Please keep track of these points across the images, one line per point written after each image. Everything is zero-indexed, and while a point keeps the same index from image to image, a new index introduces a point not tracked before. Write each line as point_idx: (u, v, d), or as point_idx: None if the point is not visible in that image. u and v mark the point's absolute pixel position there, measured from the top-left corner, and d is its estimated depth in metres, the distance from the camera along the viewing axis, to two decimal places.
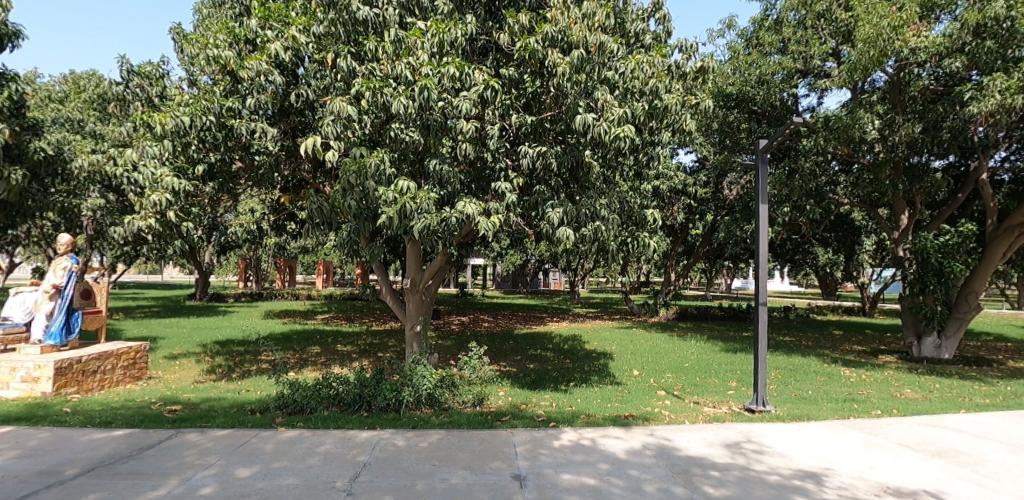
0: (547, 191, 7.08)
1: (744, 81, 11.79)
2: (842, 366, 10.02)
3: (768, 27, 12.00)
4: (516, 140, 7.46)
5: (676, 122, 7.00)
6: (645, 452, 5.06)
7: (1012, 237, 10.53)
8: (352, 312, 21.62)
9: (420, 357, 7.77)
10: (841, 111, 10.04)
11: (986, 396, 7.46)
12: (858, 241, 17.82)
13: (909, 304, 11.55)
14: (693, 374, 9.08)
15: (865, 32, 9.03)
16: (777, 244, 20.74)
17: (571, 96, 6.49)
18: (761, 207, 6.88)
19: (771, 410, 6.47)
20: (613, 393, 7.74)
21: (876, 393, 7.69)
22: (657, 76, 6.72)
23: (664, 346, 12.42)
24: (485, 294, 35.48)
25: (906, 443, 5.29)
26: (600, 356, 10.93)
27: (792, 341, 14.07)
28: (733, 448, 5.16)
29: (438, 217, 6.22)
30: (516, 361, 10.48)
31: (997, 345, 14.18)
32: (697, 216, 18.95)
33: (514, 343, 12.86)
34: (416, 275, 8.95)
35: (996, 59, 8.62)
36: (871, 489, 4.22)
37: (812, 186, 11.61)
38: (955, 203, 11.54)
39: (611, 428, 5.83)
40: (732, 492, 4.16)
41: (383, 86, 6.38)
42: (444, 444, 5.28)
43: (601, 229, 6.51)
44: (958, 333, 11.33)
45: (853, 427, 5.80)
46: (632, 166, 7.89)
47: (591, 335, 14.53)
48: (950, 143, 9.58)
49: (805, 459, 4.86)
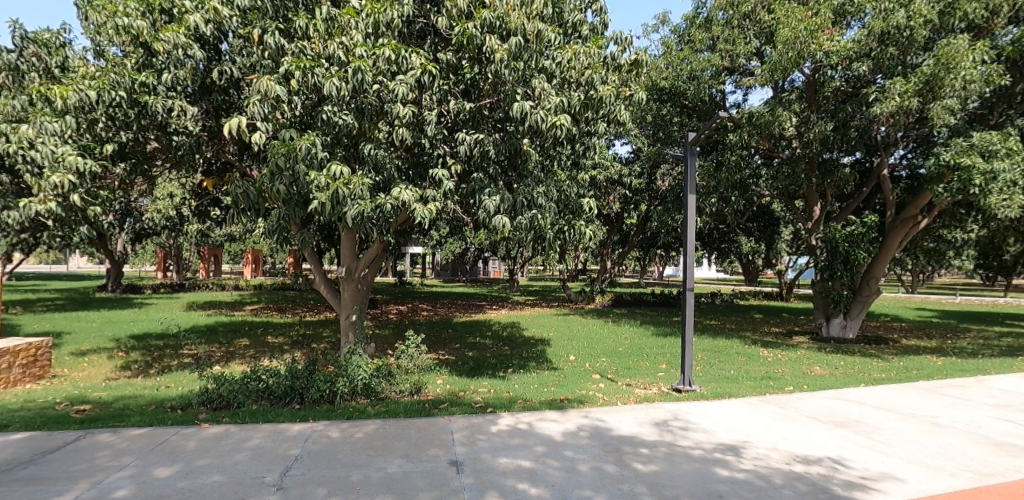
0: (485, 178, 7.04)
1: (676, 76, 12.19)
2: (761, 347, 10.76)
3: (698, 25, 12.37)
4: (454, 127, 7.39)
5: (610, 113, 7.17)
6: (580, 434, 5.22)
7: (907, 227, 11.61)
8: (284, 302, 20.69)
9: (356, 346, 7.61)
10: (763, 108, 10.60)
11: (882, 371, 8.25)
12: (776, 230, 19.11)
13: (818, 290, 12.56)
14: (625, 358, 9.44)
15: (784, 34, 9.57)
16: (705, 233, 21.84)
17: (509, 84, 6.52)
18: (689, 197, 7.20)
19: (696, 390, 6.80)
20: (550, 379, 7.89)
21: (790, 371, 8.30)
22: (593, 68, 6.92)
23: (599, 332, 12.83)
24: (424, 282, 35.11)
25: (813, 415, 5.77)
26: (538, 343, 11.12)
27: (716, 325, 14.95)
28: (661, 426, 5.43)
29: (372, 204, 6.08)
30: (455, 349, 10.46)
31: (893, 325, 15.70)
32: (632, 206, 19.60)
33: (452, 331, 12.85)
34: (350, 263, 8.66)
35: (896, 64, 9.35)
36: (783, 458, 4.58)
37: (736, 179, 12.28)
38: (860, 196, 12.56)
39: (547, 412, 5.95)
40: (660, 467, 4.38)
41: (314, 66, 6.13)
42: (380, 433, 5.20)
43: (537, 217, 6.63)
44: (861, 315, 12.44)
45: (768, 402, 6.26)
46: (569, 156, 7.98)
47: (529, 322, 14.78)
48: (856, 141, 10.40)
49: (726, 433, 5.19)
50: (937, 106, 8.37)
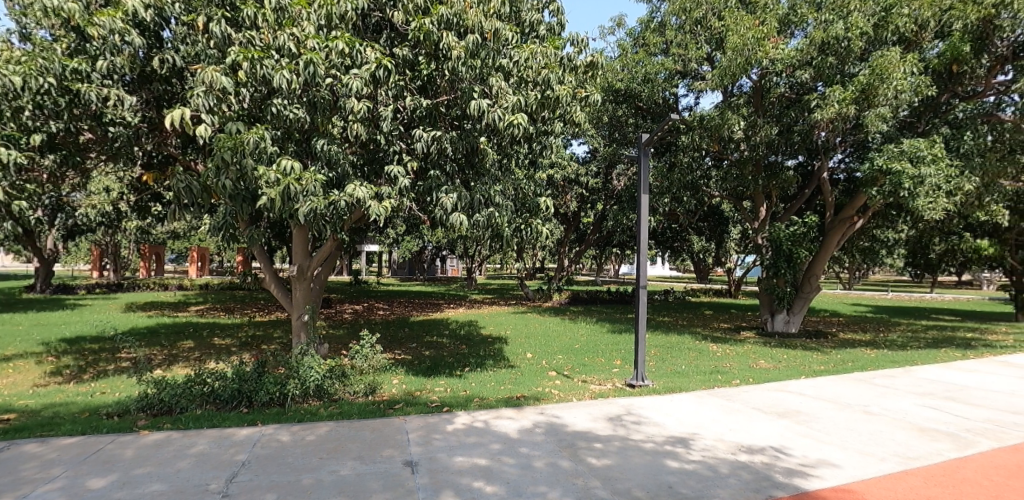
0: (442, 176, 6.99)
1: (631, 78, 12.45)
2: (710, 342, 11.16)
3: (653, 29, 12.67)
4: (410, 123, 7.30)
5: (566, 113, 7.27)
6: (535, 430, 5.26)
7: (844, 227, 12.28)
8: (232, 302, 19.91)
9: (308, 347, 7.41)
10: (713, 111, 10.97)
11: (821, 364, 8.71)
12: (725, 230, 19.90)
13: (764, 287, 13.13)
14: (581, 354, 9.59)
15: (733, 41, 9.96)
16: (658, 232, 22.46)
17: (465, 81, 6.50)
18: (643, 197, 7.36)
19: (649, 385, 6.98)
20: (507, 376, 7.92)
21: (737, 365, 8.65)
22: (549, 68, 6.94)
23: (555, 329, 12.98)
24: (381, 280, 34.55)
25: (757, 406, 6.03)
26: (495, 341, 11.14)
27: (669, 321, 15.39)
28: (615, 420, 5.54)
29: (325, 201, 5.93)
30: (411, 348, 10.34)
31: (832, 320, 16.60)
32: (588, 205, 19.92)
33: (409, 330, 12.71)
34: (302, 261, 8.40)
35: (836, 73, 9.84)
36: (729, 449, 4.76)
37: (688, 180, 12.68)
38: (802, 197, 13.21)
39: (503, 409, 5.97)
40: (612, 461, 4.47)
41: (263, 57, 5.92)
42: (333, 436, 5.08)
43: (493, 215, 6.65)
44: (803, 310, 13.08)
45: (716, 395, 6.49)
46: (526, 155, 8.04)
47: (487, 320, 14.79)
48: (799, 145, 10.92)
49: (676, 426, 5.34)
50: (872, 114, 8.89)
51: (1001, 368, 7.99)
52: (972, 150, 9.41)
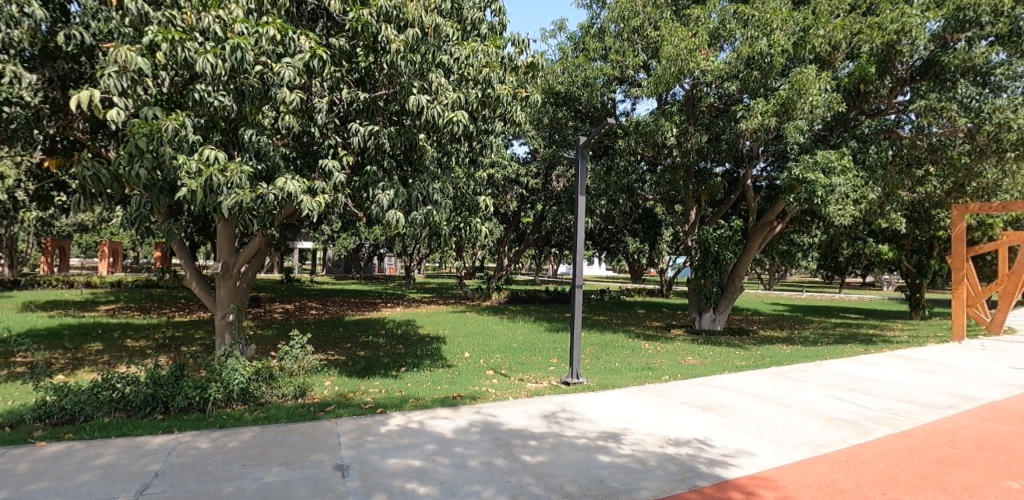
0: (379, 172, 6.84)
1: (571, 82, 12.67)
2: (643, 340, 11.57)
3: (592, 35, 12.94)
4: (347, 117, 7.09)
5: (506, 113, 7.29)
6: (471, 430, 5.25)
7: (766, 231, 13.07)
8: (148, 301, 18.48)
9: (233, 348, 7.01)
10: (648, 118, 11.38)
11: (742, 359, 9.27)
12: (658, 232, 20.88)
13: (693, 287, 13.80)
14: (519, 353, 9.68)
15: (668, 50, 10.41)
16: (596, 233, 23.07)
17: (404, 76, 6.39)
18: (580, 198, 7.51)
19: (583, 382, 7.14)
20: (444, 376, 7.85)
21: (667, 361, 9.02)
22: (490, 66, 6.98)
23: (494, 329, 13.02)
24: (314, 279, 33.27)
25: (684, 401, 6.32)
26: (433, 340, 11.03)
27: (604, 320, 15.84)
28: (550, 418, 5.63)
29: (252, 194, 5.64)
30: (345, 349, 10.03)
31: (754, 318, 17.68)
32: (528, 205, 20.11)
33: (343, 330, 12.33)
34: (227, 257, 7.96)
35: (759, 86, 10.51)
36: (657, 442, 4.95)
37: (624, 183, 13.10)
38: (729, 202, 13.98)
39: (438, 410, 5.91)
40: (546, 458, 4.54)
41: (185, 39, 5.55)
42: (258, 441, 4.83)
43: (432, 213, 6.59)
44: (727, 309, 13.82)
45: (646, 391, 6.74)
46: (467, 153, 8.02)
47: (425, 320, 14.60)
48: (726, 152, 11.56)
49: (608, 422, 5.50)
50: (791, 126, 9.54)
51: (895, 361, 8.83)
52: (875, 163, 10.31)
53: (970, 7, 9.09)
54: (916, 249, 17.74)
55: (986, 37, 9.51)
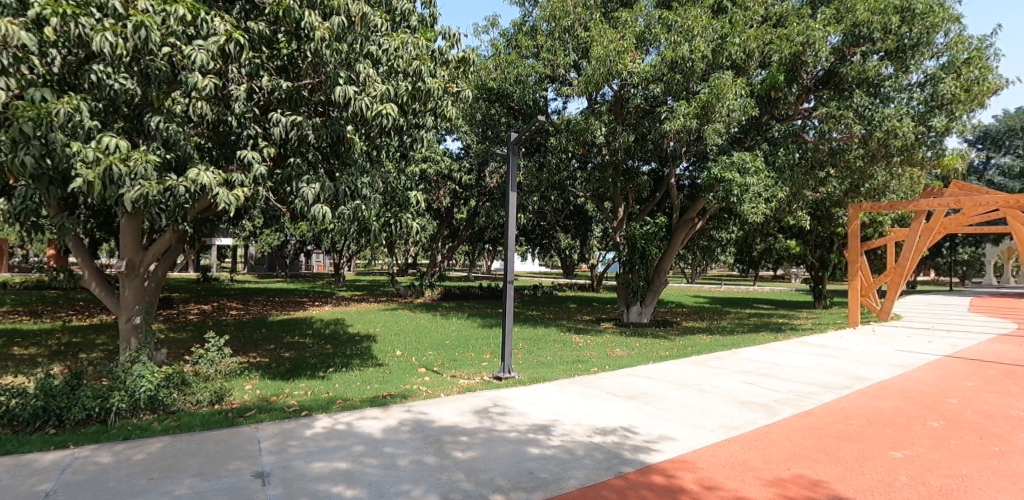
0: (303, 164, 6.56)
1: (504, 78, 12.72)
2: (574, 334, 11.87)
3: (525, 32, 13.04)
4: (268, 106, 6.75)
5: (438, 108, 7.21)
6: (401, 429, 5.16)
7: (688, 227, 13.74)
8: (39, 305, 16.66)
9: (140, 353, 6.49)
10: (579, 117, 11.67)
11: (667, 350, 9.73)
12: (589, 228, 21.54)
13: (621, 282, 14.37)
14: (452, 350, 9.64)
15: (598, 51, 10.72)
16: (529, 229, 23.39)
17: (330, 65, 6.18)
18: (511, 194, 7.58)
19: (515, 376, 7.21)
20: (375, 375, 7.68)
21: (597, 354, 9.30)
22: (420, 59, 6.86)
23: (426, 326, 12.89)
24: (234, 277, 31.37)
25: (612, 391, 6.54)
26: (364, 339, 10.75)
27: (537, 315, 16.10)
28: (481, 413, 5.64)
29: (160, 186, 5.23)
30: (269, 351, 9.56)
31: (678, 310, 18.62)
32: (462, 201, 20.01)
33: (267, 330, 11.74)
34: (133, 255, 7.35)
35: (682, 89, 11.02)
36: (585, 432, 5.10)
37: (556, 179, 13.38)
38: (654, 200, 14.63)
39: (368, 410, 5.76)
40: (477, 453, 4.54)
41: (79, 14, 5.04)
42: (168, 452, 4.50)
43: (360, 208, 6.42)
44: (653, 302, 14.48)
45: (576, 383, 6.92)
46: (397, 148, 7.85)
47: (355, 318, 14.20)
48: (652, 152, 12.06)
49: (539, 414, 5.59)
50: (710, 128, 10.10)
51: (801, 347, 9.60)
52: (784, 164, 11.13)
53: (865, 24, 9.99)
54: (819, 244, 19.33)
55: (878, 52, 10.47)
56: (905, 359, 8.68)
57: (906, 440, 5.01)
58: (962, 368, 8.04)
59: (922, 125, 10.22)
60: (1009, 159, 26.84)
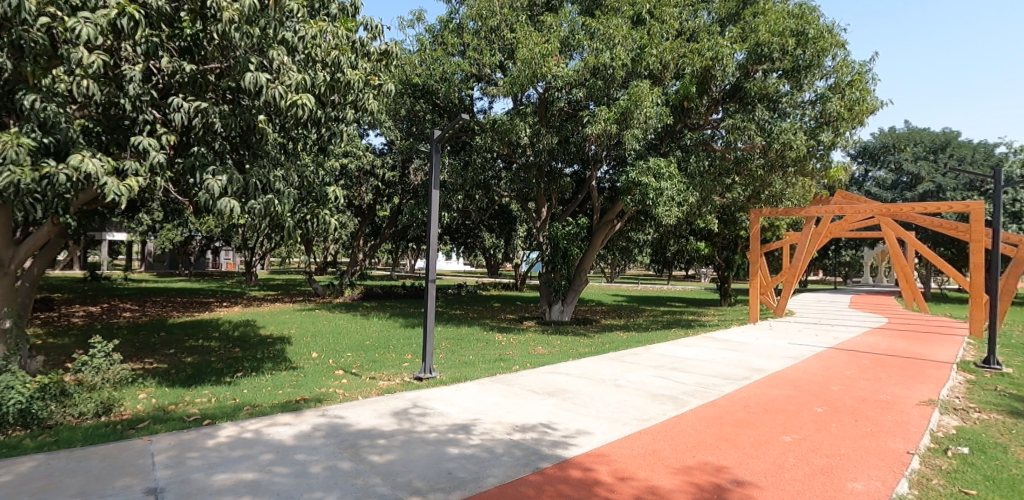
0: (209, 155, 6.11)
1: (429, 75, 12.56)
2: (497, 333, 11.95)
3: (451, 29, 12.93)
4: (168, 90, 6.22)
5: (358, 101, 6.99)
6: (315, 434, 4.94)
7: (608, 228, 14.28)
8: None
9: (10, 361, 5.75)
10: (504, 117, 11.78)
11: (585, 347, 10.05)
12: (513, 228, 21.78)
13: (544, 281, 14.75)
14: (371, 351, 9.38)
15: (523, 53, 10.89)
16: (453, 228, 23.25)
17: (241, 50, 5.81)
18: (434, 191, 7.50)
19: (435, 376, 7.14)
20: (287, 379, 7.31)
21: (518, 352, 9.41)
22: (340, 50, 6.67)
23: (346, 326, 12.47)
24: (128, 276, 28.59)
25: (532, 388, 6.65)
26: (276, 341, 10.19)
27: (461, 314, 16.06)
28: (400, 415, 5.53)
29: (34, 174, 4.64)
30: (167, 356, 8.81)
31: (598, 309, 19.31)
32: (384, 198, 19.52)
33: (165, 334, 10.81)
34: (2, 251, 6.47)
35: (604, 95, 11.32)
36: (504, 429, 5.15)
37: (481, 179, 13.43)
38: (576, 201, 15.06)
39: (278, 416, 5.47)
40: (395, 456, 4.45)
41: None
42: (42, 472, 4.01)
43: (273, 203, 6.07)
44: (574, 301, 14.90)
45: (497, 381, 6.97)
46: (315, 141, 7.52)
47: (267, 319, 13.44)
48: (574, 155, 12.39)
49: (459, 414, 5.58)
50: (629, 134, 10.54)
51: (708, 342, 10.28)
52: (694, 171, 11.85)
53: (766, 44, 10.86)
54: (725, 246, 20.78)
55: (777, 70, 11.42)
56: (797, 351, 9.55)
57: (794, 425, 5.51)
58: (842, 359, 8.98)
59: (813, 139, 11.39)
60: (883, 173, 30.26)
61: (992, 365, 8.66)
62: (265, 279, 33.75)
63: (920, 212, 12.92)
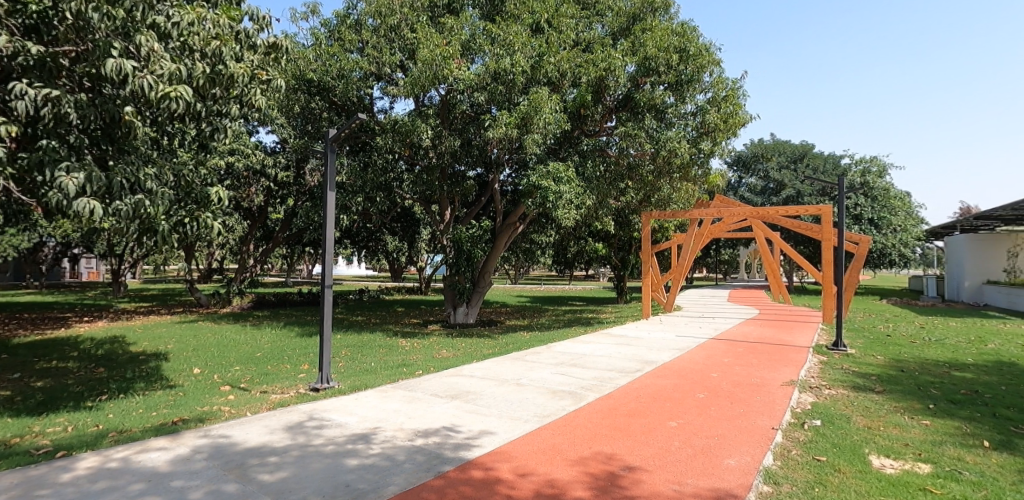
0: (62, 149, 5.38)
1: (325, 71, 12.02)
2: (400, 338, 11.70)
3: (348, 25, 12.48)
4: (7, 73, 5.39)
5: (243, 96, 6.53)
6: (195, 457, 4.53)
7: (510, 230, 14.56)
8: None
9: None
10: (405, 118, 11.61)
11: (489, 348, 10.17)
12: (417, 230, 21.47)
13: (449, 283, 14.72)
14: (262, 363, 8.78)
15: (424, 54, 10.80)
16: (354, 231, 22.43)
17: (100, 33, 5.19)
18: (329, 193, 7.20)
19: (333, 386, 6.86)
20: (163, 399, 6.63)
21: (422, 356, 9.30)
22: (221, 40, 6.20)
23: (233, 338, 11.54)
24: None
25: (435, 393, 6.61)
26: (149, 358, 9.19)
27: (362, 320, 15.53)
28: (294, 429, 5.24)
29: None
30: (9, 381, 7.59)
31: (503, 310, 19.61)
32: (277, 200, 18.35)
33: (7, 356, 9.30)
34: None
35: (505, 99, 11.55)
36: (406, 436, 5.07)
37: (381, 180, 13.09)
38: (479, 204, 15.16)
39: (151, 440, 4.94)
40: (288, 473, 4.20)
41: None
42: None
43: (143, 203, 5.48)
44: (478, 303, 15.01)
45: (399, 388, 6.84)
46: (193, 136, 6.91)
47: (140, 334, 12.07)
48: (477, 158, 12.48)
49: (359, 424, 5.40)
50: (529, 138, 10.83)
51: (605, 338, 10.84)
52: (591, 175, 12.45)
53: (653, 58, 11.72)
54: (621, 246, 22.03)
55: (663, 83, 12.28)
56: (683, 343, 10.37)
57: (679, 411, 5.99)
58: (721, 348, 9.91)
59: (694, 147, 12.44)
60: (754, 180, 33.80)
61: (839, 347, 9.99)
62: (136, 290, 30.24)
63: (783, 214, 14.56)
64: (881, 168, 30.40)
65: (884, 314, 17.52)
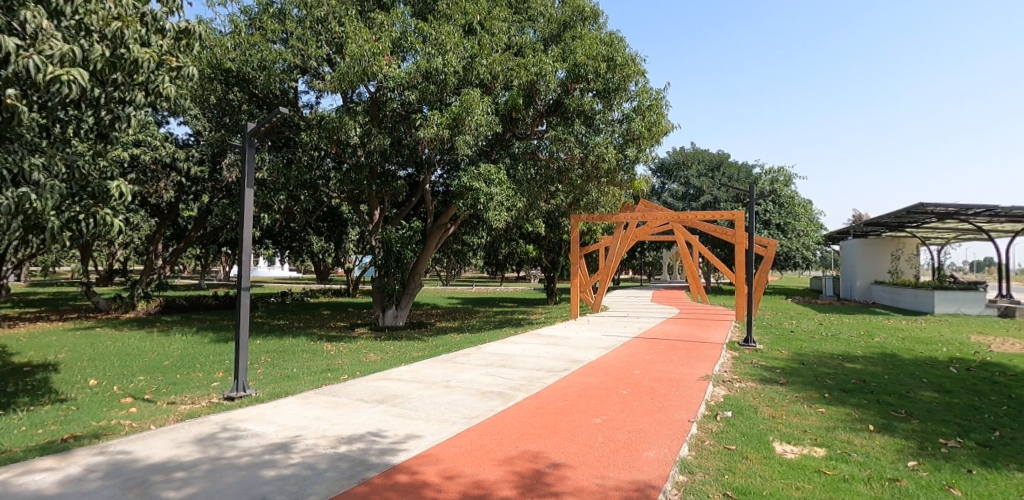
0: None
1: (244, 60, 11.33)
2: (325, 342, 11.26)
3: (271, 14, 11.86)
4: None
5: (150, 83, 6.05)
6: (88, 477, 4.14)
7: (441, 231, 14.44)
8: None
9: None
10: (332, 114, 11.22)
11: (419, 351, 10.03)
12: (344, 230, 20.77)
13: (377, 285, 14.37)
14: (169, 372, 8.15)
15: (352, 49, 10.49)
16: (276, 231, 21.34)
17: None
18: (247, 190, 6.83)
19: (250, 394, 6.50)
20: (51, 415, 5.99)
21: (348, 361, 9.01)
22: (123, 21, 5.69)
23: (137, 346, 10.61)
24: None
25: (360, 397, 6.44)
26: (35, 370, 8.26)
27: (284, 324, 14.79)
28: (206, 441, 4.92)
29: None
30: None
31: (434, 312, 19.38)
32: (190, 196, 17.10)
33: None
34: None
35: (437, 99, 11.45)
36: (329, 443, 4.91)
37: (306, 178, 12.55)
38: (409, 204, 14.91)
39: (35, 461, 4.45)
40: (197, 489, 3.94)
41: None
42: None
43: (28, 197, 4.93)
44: (408, 305, 14.76)
45: (322, 394, 6.59)
46: (91, 125, 6.31)
47: (24, 343, 10.81)
48: (407, 157, 12.28)
49: (277, 432, 5.15)
50: (461, 139, 10.81)
51: (535, 339, 11.01)
52: (522, 178, 12.61)
53: (582, 66, 12.06)
54: (552, 248, 22.46)
55: (591, 90, 12.66)
56: (608, 342, 10.76)
57: (603, 407, 6.21)
58: (644, 346, 10.37)
59: (621, 153, 12.94)
60: (676, 186, 35.62)
61: (750, 343, 10.76)
62: (20, 293, 27.00)
63: (701, 219, 15.45)
64: (787, 177, 33.04)
65: (788, 312, 19.05)
